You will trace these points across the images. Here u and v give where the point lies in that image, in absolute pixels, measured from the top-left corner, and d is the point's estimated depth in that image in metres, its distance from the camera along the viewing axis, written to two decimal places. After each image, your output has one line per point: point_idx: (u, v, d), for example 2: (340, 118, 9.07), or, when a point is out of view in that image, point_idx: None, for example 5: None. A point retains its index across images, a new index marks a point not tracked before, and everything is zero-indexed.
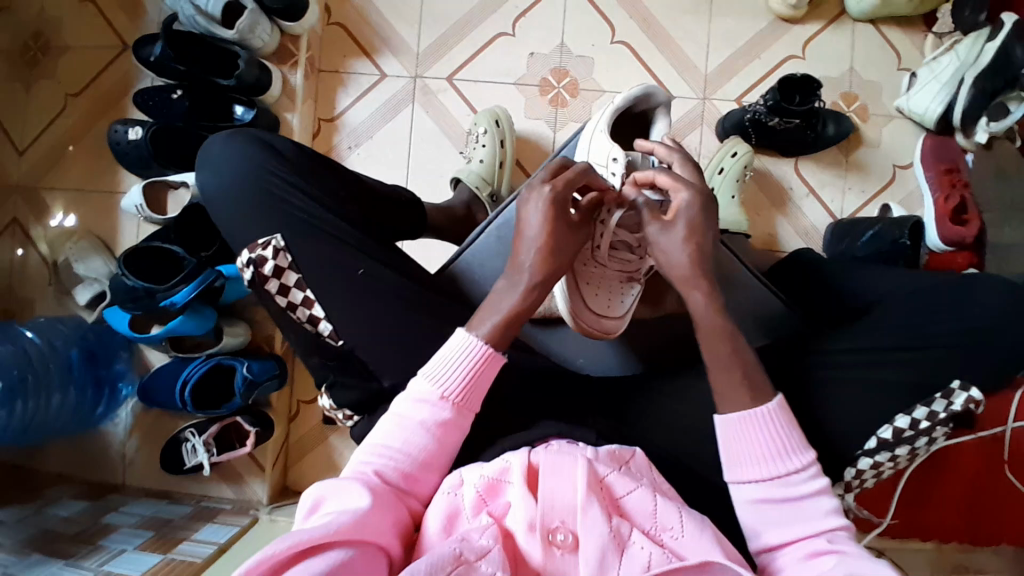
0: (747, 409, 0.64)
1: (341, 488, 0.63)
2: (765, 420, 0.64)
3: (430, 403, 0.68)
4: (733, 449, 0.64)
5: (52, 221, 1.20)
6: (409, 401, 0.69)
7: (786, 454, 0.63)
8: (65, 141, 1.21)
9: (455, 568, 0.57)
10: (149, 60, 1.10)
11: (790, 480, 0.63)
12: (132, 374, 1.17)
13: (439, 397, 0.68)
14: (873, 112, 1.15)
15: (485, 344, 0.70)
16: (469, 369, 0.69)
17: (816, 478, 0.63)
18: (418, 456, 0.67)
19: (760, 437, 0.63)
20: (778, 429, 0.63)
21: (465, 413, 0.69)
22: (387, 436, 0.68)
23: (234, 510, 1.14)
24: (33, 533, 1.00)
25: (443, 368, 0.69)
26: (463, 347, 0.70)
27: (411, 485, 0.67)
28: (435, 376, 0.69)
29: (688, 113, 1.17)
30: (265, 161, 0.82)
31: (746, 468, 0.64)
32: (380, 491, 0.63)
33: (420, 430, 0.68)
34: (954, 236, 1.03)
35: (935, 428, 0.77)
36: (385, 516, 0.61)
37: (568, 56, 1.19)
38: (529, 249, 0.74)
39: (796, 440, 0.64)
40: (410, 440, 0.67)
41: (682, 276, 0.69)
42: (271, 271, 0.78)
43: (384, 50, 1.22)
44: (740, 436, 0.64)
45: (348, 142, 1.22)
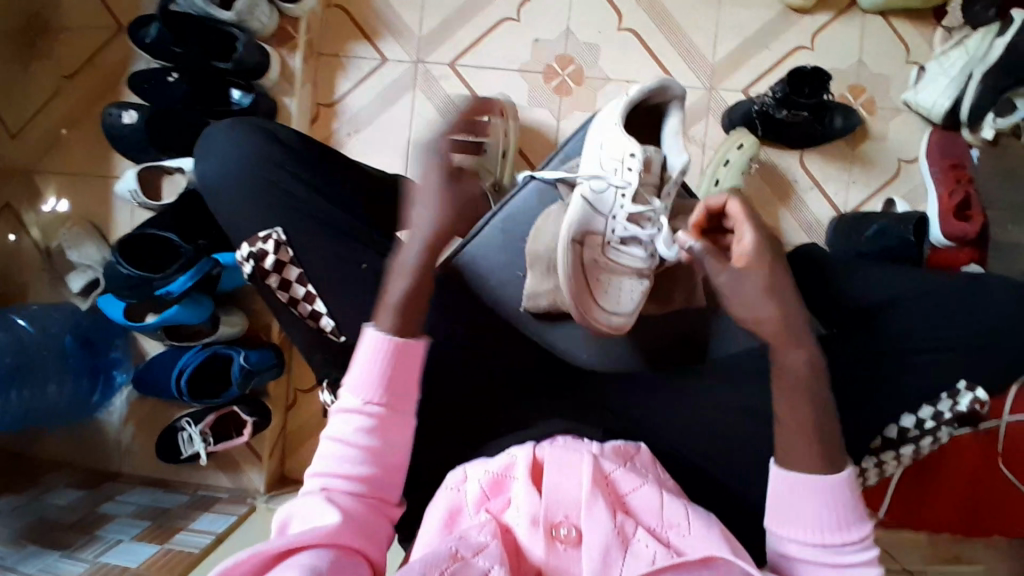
0: (814, 476, 0.61)
1: (303, 503, 0.63)
2: (829, 492, 0.61)
3: (358, 410, 0.66)
4: (785, 504, 0.62)
5: (44, 205, 1.18)
6: (339, 413, 0.67)
7: (841, 526, 0.61)
8: (60, 124, 1.19)
9: (450, 565, 0.56)
10: (145, 42, 1.08)
11: (840, 550, 0.61)
12: (127, 363, 1.16)
13: (364, 402, 0.66)
14: (880, 105, 1.14)
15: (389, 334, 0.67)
16: (372, 364, 0.66)
17: (867, 549, 0.62)
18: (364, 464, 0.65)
19: (817, 505, 0.61)
20: (836, 502, 0.61)
21: (398, 409, 0.67)
22: (326, 455, 0.66)
23: (231, 498, 1.13)
24: (28, 522, 0.99)
25: (361, 372, 0.66)
26: (369, 343, 0.67)
27: (372, 491, 0.65)
28: (357, 383, 0.66)
29: (694, 103, 1.16)
30: (267, 149, 0.80)
31: (793, 529, 0.62)
32: (346, 504, 0.63)
33: (355, 441, 0.66)
34: (956, 232, 1.02)
35: (941, 429, 0.78)
36: (359, 525, 0.62)
37: (574, 43, 1.17)
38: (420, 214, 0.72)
39: (854, 512, 0.62)
40: (353, 452, 0.65)
41: (775, 336, 0.63)
42: (272, 265, 0.76)
43: (386, 33, 1.19)
44: (801, 498, 0.62)
45: (347, 128, 1.19)
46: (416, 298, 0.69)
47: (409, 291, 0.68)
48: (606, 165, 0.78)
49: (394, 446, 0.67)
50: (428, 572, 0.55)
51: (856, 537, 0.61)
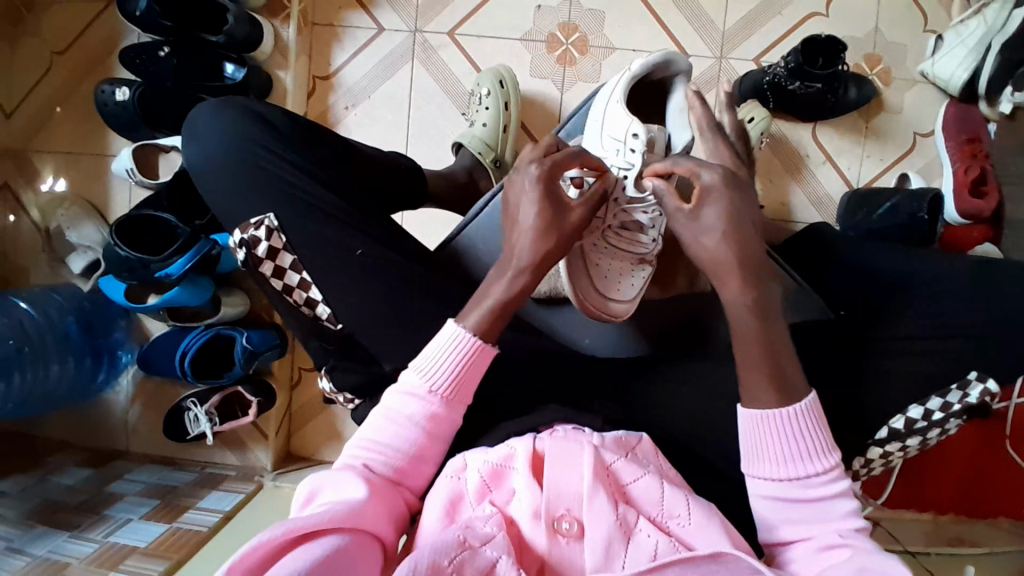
0: (772, 411, 0.58)
1: (334, 478, 0.59)
2: (791, 423, 0.57)
3: (419, 397, 0.62)
4: (753, 446, 0.59)
5: (43, 185, 1.16)
6: (398, 394, 0.63)
7: (809, 457, 0.57)
8: (53, 102, 1.16)
9: (458, 555, 0.55)
10: (135, 15, 1.02)
11: (809, 483, 0.57)
12: (131, 343, 1.17)
13: (428, 391, 0.62)
14: (896, 76, 1.09)
15: (474, 336, 0.62)
16: (458, 362, 0.62)
17: (836, 480, 0.58)
18: (410, 451, 0.61)
19: (781, 438, 0.58)
20: (805, 432, 0.57)
21: (458, 403, 0.63)
22: (374, 431, 0.62)
23: (239, 476, 1.15)
24: (37, 503, 1.00)
25: (432, 360, 0.62)
26: (452, 340, 0.62)
27: (405, 476, 0.61)
28: (425, 369, 0.62)
29: (703, 74, 1.12)
30: (255, 132, 0.76)
31: (773, 465, 0.58)
32: (378, 484, 0.59)
33: (409, 426, 0.61)
34: (969, 209, 1.00)
35: (949, 421, 0.74)
36: (382, 506, 0.58)
37: (578, 10, 1.12)
38: (524, 236, 0.65)
39: (822, 443, 0.58)
40: (401, 436, 0.61)
41: (716, 269, 0.60)
42: (265, 252, 0.73)
43: (382, 2, 1.15)
44: (762, 435, 0.58)
45: (344, 102, 1.16)
46: (509, 303, 0.64)
47: (507, 296, 0.64)
48: (607, 146, 0.75)
49: (441, 443, 0.63)
50: (439, 558, 0.54)
51: (823, 468, 0.57)
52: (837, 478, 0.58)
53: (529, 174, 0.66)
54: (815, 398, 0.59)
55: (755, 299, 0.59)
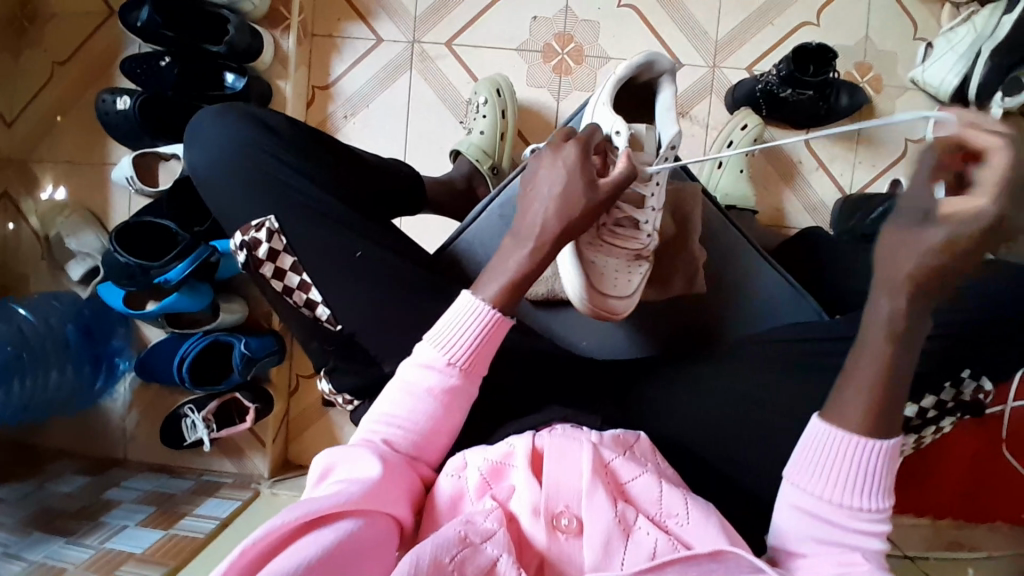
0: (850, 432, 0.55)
1: (352, 453, 0.59)
2: (861, 453, 0.55)
3: (437, 369, 0.62)
4: (812, 459, 0.56)
5: (43, 193, 1.17)
6: (415, 367, 0.63)
7: (864, 490, 0.55)
8: (55, 111, 1.17)
9: (459, 553, 0.55)
10: (136, 26, 1.05)
11: (853, 512, 0.55)
12: (129, 350, 1.17)
13: (446, 363, 0.62)
14: (887, 84, 1.11)
15: (492, 308, 0.63)
16: (476, 334, 0.63)
17: (879, 521, 0.55)
18: (425, 423, 0.62)
19: (845, 462, 0.55)
20: (869, 462, 0.54)
21: (475, 377, 0.64)
22: (392, 405, 0.62)
23: (236, 483, 1.15)
24: (34, 509, 1.00)
25: (450, 332, 0.63)
26: (468, 313, 0.63)
27: (421, 451, 0.62)
28: (441, 342, 0.62)
29: (696, 83, 1.13)
30: (253, 135, 0.76)
31: (817, 479, 0.56)
32: (393, 460, 0.59)
33: (424, 398, 0.62)
34: None
35: (943, 418, 0.76)
36: (396, 486, 0.58)
37: (574, 20, 1.14)
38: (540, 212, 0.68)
39: (882, 484, 0.55)
40: (416, 408, 0.62)
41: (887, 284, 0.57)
42: (265, 254, 0.74)
43: (381, 13, 1.17)
44: (828, 451, 0.55)
45: (343, 111, 1.18)
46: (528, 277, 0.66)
47: (523, 269, 0.66)
48: None
49: (457, 414, 0.63)
50: (440, 554, 0.54)
51: (872, 505, 0.55)
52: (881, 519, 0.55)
53: (566, 153, 0.69)
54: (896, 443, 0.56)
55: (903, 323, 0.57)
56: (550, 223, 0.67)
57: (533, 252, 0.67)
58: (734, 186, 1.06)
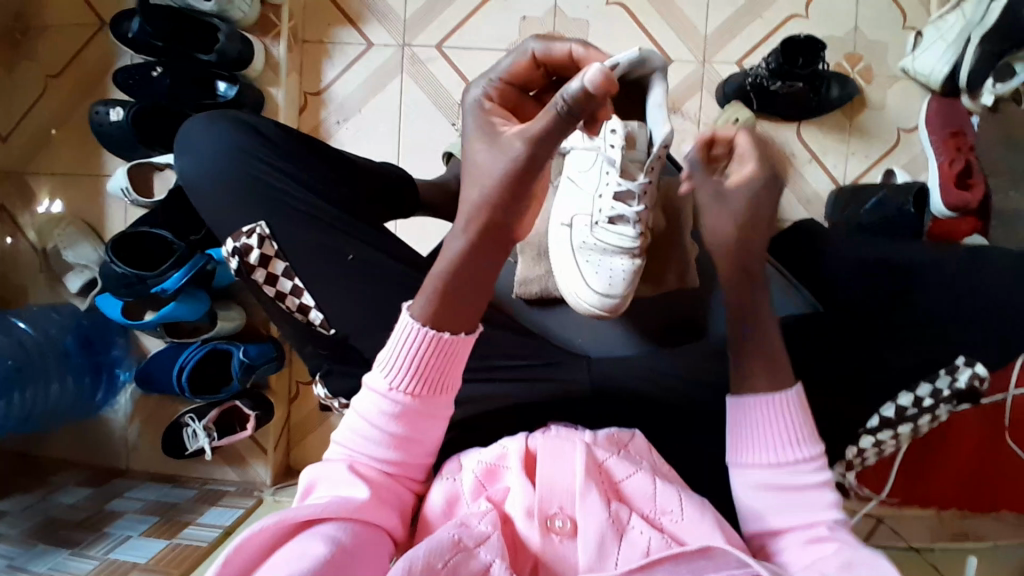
0: (764, 394, 0.59)
1: (331, 471, 0.57)
2: (777, 415, 0.58)
3: (385, 396, 0.56)
4: (741, 431, 0.60)
5: (39, 207, 1.18)
6: (366, 394, 0.57)
7: (795, 446, 0.58)
8: (49, 124, 1.18)
9: (452, 557, 0.55)
10: (127, 37, 1.07)
11: (795, 469, 0.58)
12: (129, 360, 1.16)
13: (390, 388, 0.55)
14: (878, 74, 1.11)
15: (423, 329, 0.54)
16: (416, 355, 0.54)
17: (821, 469, 0.58)
18: (390, 447, 0.56)
19: (766, 427, 0.58)
20: (788, 418, 0.58)
21: (437, 394, 0.56)
22: (350, 436, 0.57)
23: (238, 491, 1.15)
24: (37, 522, 1.00)
25: (394, 355, 0.55)
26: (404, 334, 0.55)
27: (400, 470, 0.58)
28: (386, 365, 0.56)
29: (687, 78, 1.13)
30: (244, 143, 0.77)
31: (755, 452, 0.59)
32: (375, 479, 0.56)
33: (381, 425, 0.56)
34: (957, 201, 1.00)
35: (939, 408, 0.73)
36: (385, 493, 0.57)
37: (563, 19, 1.14)
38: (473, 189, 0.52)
39: (808, 432, 0.59)
40: (376, 434, 0.56)
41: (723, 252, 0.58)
42: (258, 260, 0.73)
43: (371, 17, 1.17)
44: (750, 421, 0.59)
45: (336, 116, 1.18)
46: (468, 276, 0.53)
47: (447, 272, 0.53)
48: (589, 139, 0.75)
49: (423, 437, 0.57)
50: (433, 559, 0.53)
51: (807, 457, 0.58)
52: (819, 469, 0.58)
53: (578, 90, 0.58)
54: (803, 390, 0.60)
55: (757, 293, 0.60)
56: (487, 193, 0.51)
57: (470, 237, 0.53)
58: None
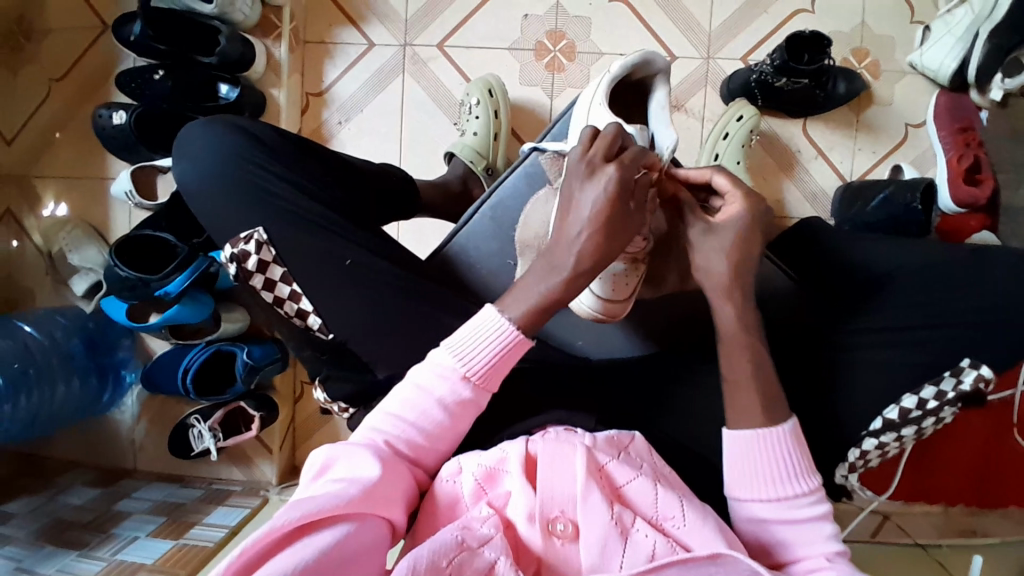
0: (761, 428, 0.61)
1: (352, 452, 0.58)
2: (776, 447, 0.61)
3: (452, 381, 0.61)
4: (739, 466, 0.62)
5: (45, 210, 1.19)
6: (429, 373, 0.61)
7: (791, 478, 0.61)
8: (53, 127, 1.19)
9: (457, 556, 0.53)
10: (129, 40, 1.06)
11: (793, 503, 0.61)
12: (135, 362, 1.18)
13: (461, 377, 0.61)
14: (885, 68, 1.09)
15: (516, 329, 0.62)
16: (495, 351, 0.61)
17: (818, 500, 0.61)
18: (431, 431, 0.61)
19: (765, 460, 0.61)
20: (788, 454, 0.61)
21: (489, 389, 0.63)
22: (401, 405, 0.61)
23: (244, 492, 1.16)
24: (46, 523, 1.01)
25: (470, 347, 0.61)
26: (493, 331, 0.62)
27: (424, 455, 0.62)
28: (459, 352, 0.61)
29: (691, 74, 1.12)
30: (242, 149, 0.76)
31: (754, 487, 0.61)
32: (391, 461, 0.59)
33: (436, 410, 0.61)
34: (966, 197, 0.99)
35: (943, 409, 0.72)
36: (395, 487, 0.57)
37: (564, 17, 1.13)
38: (579, 229, 0.64)
39: (804, 464, 0.61)
40: (427, 417, 0.61)
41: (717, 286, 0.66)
42: (254, 265, 0.73)
43: (372, 17, 1.17)
44: (750, 456, 0.61)
45: (337, 117, 1.18)
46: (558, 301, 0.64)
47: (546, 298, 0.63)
48: None
49: (466, 424, 0.63)
50: (437, 557, 0.52)
51: (805, 488, 0.61)
52: (817, 499, 0.61)
53: (608, 176, 0.64)
54: (796, 423, 0.62)
55: (745, 319, 0.65)
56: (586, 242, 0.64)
57: (562, 284, 0.64)
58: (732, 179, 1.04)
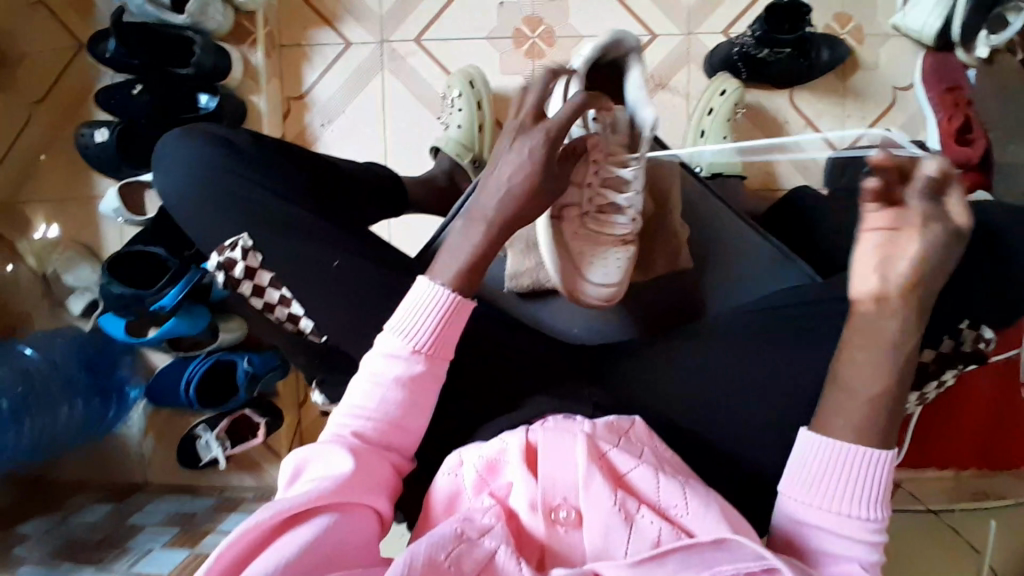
0: (840, 441, 0.54)
1: (320, 451, 0.57)
2: (853, 465, 0.54)
3: (402, 358, 0.60)
4: (802, 475, 0.56)
5: (36, 233, 1.19)
6: (382, 356, 0.60)
7: (858, 501, 0.53)
8: (38, 151, 1.19)
9: (455, 547, 0.54)
10: (105, 57, 1.05)
11: (850, 524, 0.53)
12: (136, 378, 1.19)
13: (410, 351, 0.59)
14: (868, 32, 1.08)
15: (451, 292, 0.61)
16: (437, 320, 0.60)
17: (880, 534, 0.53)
18: (393, 413, 0.59)
19: (837, 476, 0.54)
20: (867, 475, 0.53)
21: (441, 361, 0.61)
22: (360, 395, 0.60)
23: (255, 498, 1.17)
24: (61, 542, 1.02)
25: (413, 318, 0.59)
26: (429, 297, 0.60)
27: (394, 439, 0.60)
28: (404, 329, 0.60)
29: (672, 53, 1.11)
30: (220, 158, 0.75)
31: (811, 501, 0.54)
32: (365, 453, 0.57)
33: (391, 389, 0.59)
34: (958, 158, 0.94)
35: (944, 371, 0.73)
36: (373, 477, 0.57)
37: (541, 2, 1.12)
38: (498, 192, 0.64)
39: (879, 494, 0.54)
40: (382, 398, 0.59)
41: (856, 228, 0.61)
42: (242, 273, 0.73)
43: (347, 16, 1.16)
44: (818, 465, 0.55)
45: (320, 120, 1.17)
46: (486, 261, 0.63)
47: (474, 255, 0.62)
48: None
49: (428, 399, 0.61)
50: (435, 552, 0.53)
51: (870, 517, 0.53)
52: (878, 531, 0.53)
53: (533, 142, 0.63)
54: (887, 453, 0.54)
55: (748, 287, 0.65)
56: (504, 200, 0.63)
57: (485, 240, 0.63)
58: (720, 154, 1.03)
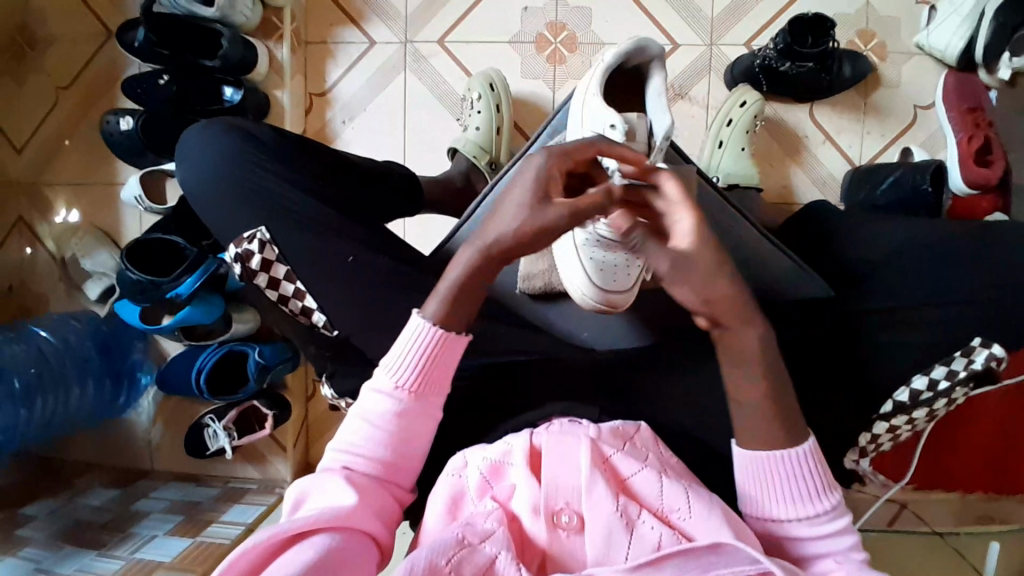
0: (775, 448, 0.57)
1: (319, 480, 0.58)
2: (794, 465, 0.57)
3: (388, 395, 0.60)
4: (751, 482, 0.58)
5: (56, 217, 1.21)
6: (369, 393, 0.61)
7: (809, 496, 0.57)
8: (61, 135, 1.20)
9: (455, 554, 0.54)
10: (133, 46, 1.07)
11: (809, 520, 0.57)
12: (149, 364, 1.20)
13: (394, 388, 0.60)
14: (891, 50, 1.07)
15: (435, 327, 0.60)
16: (423, 356, 0.60)
17: (838, 517, 0.57)
18: (384, 449, 0.59)
19: (781, 478, 0.57)
20: (808, 473, 0.57)
21: (431, 394, 0.61)
22: (351, 435, 0.60)
23: (259, 489, 1.18)
24: (66, 523, 1.04)
25: (398, 357, 0.60)
26: (416, 333, 0.60)
27: (391, 473, 0.60)
28: (391, 365, 0.60)
29: (694, 62, 1.11)
30: (244, 151, 0.77)
31: (774, 511, 0.58)
32: (363, 484, 0.58)
33: (381, 424, 0.59)
34: (977, 179, 0.98)
35: (954, 391, 0.71)
36: (372, 504, 0.57)
37: (564, 8, 1.13)
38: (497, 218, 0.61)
39: (824, 481, 0.57)
40: (374, 435, 0.59)
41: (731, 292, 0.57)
42: (259, 264, 0.74)
43: (371, 15, 1.17)
44: (762, 474, 0.57)
45: (341, 116, 1.18)
46: (475, 289, 0.61)
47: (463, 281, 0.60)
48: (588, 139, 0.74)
49: (419, 431, 0.60)
50: (435, 557, 0.53)
51: (823, 507, 0.57)
52: (838, 517, 0.57)
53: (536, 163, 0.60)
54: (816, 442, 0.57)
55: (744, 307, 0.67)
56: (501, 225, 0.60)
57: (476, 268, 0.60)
58: (737, 165, 1.03)
